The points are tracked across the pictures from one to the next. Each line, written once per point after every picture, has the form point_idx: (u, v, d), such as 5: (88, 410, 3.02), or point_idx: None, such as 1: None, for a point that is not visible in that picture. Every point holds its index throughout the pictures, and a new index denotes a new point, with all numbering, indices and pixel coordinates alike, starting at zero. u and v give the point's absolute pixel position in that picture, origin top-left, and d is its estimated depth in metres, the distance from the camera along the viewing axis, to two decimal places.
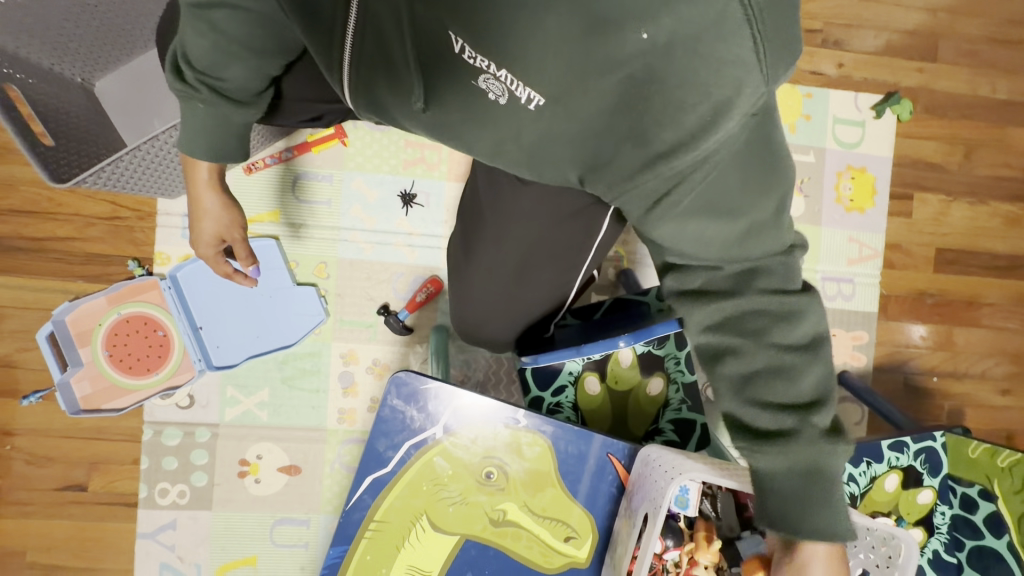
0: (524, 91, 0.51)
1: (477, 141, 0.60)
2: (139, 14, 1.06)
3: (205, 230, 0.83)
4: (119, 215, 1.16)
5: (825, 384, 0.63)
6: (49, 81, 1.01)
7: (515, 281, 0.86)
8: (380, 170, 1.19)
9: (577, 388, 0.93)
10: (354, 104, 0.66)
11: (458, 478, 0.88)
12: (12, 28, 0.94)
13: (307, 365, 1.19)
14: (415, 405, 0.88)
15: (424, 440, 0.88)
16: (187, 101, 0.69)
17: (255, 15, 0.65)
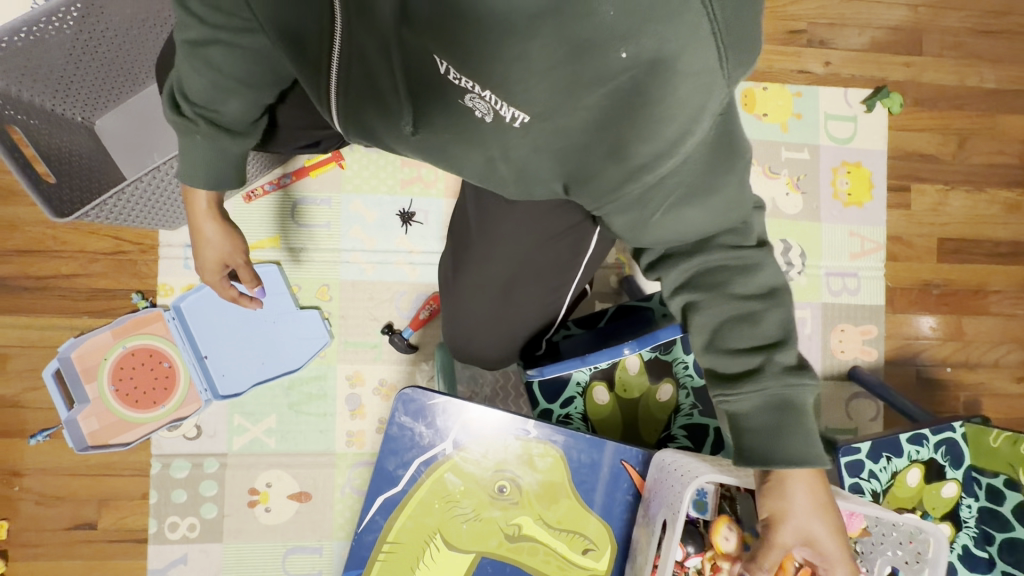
0: (508, 109, 0.48)
1: (463, 161, 0.59)
2: (136, 53, 1.08)
3: (207, 256, 0.83)
4: (121, 249, 1.17)
5: (791, 326, 0.61)
6: (48, 121, 1.03)
7: (504, 301, 0.82)
8: (378, 191, 1.20)
9: (587, 397, 0.92)
10: (343, 127, 0.66)
11: (470, 493, 0.86)
12: (11, 70, 0.96)
13: (313, 389, 1.19)
14: (422, 420, 0.87)
15: (435, 457, 0.86)
16: (185, 136, 0.70)
17: (248, 51, 0.66)
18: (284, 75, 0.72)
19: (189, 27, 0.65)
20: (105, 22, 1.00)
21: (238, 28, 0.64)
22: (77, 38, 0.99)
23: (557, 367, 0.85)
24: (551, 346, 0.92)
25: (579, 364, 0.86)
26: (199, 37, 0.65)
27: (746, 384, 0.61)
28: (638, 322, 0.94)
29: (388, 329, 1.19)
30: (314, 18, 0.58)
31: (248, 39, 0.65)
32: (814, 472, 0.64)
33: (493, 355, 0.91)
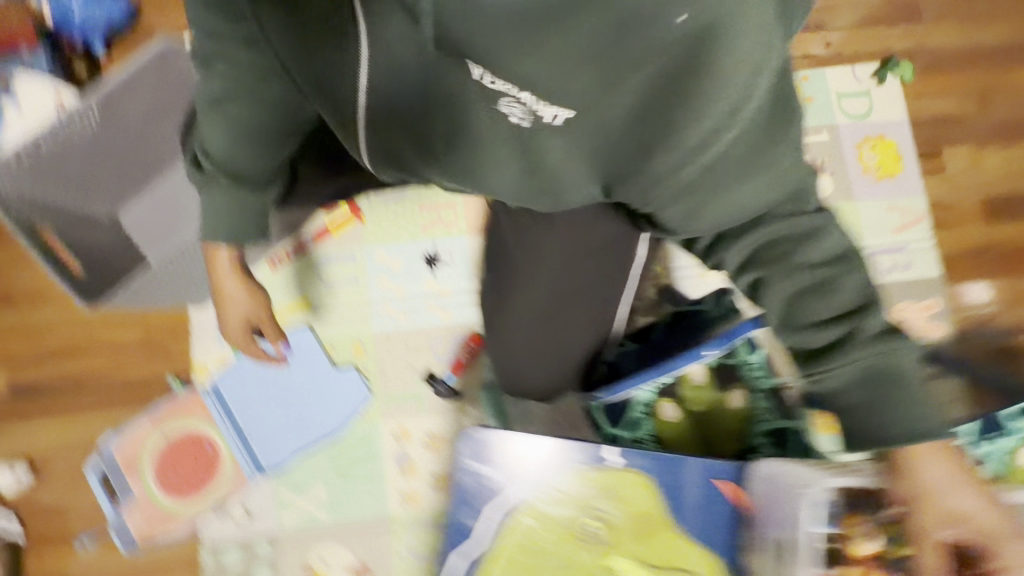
0: (551, 108, 0.44)
1: (499, 176, 0.55)
2: (149, 138, 1.10)
3: (232, 316, 0.81)
4: (150, 335, 1.15)
5: (873, 288, 0.55)
6: (71, 217, 1.03)
7: (549, 322, 0.77)
8: (401, 238, 1.19)
9: (653, 417, 0.87)
10: (375, 166, 0.64)
11: (552, 534, 0.80)
12: (33, 173, 0.97)
13: (360, 452, 1.13)
14: (492, 462, 0.83)
15: (508, 500, 0.81)
16: (209, 194, 0.69)
17: (260, 100, 0.66)
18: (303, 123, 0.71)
19: (212, 82, 0.64)
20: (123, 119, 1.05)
21: (260, 78, 0.64)
22: (94, 134, 1.03)
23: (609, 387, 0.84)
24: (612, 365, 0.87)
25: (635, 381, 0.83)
26: (220, 89, 0.65)
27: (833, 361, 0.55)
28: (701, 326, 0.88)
29: (430, 377, 1.15)
30: (322, 62, 0.53)
31: (268, 87, 0.64)
32: (932, 446, 0.57)
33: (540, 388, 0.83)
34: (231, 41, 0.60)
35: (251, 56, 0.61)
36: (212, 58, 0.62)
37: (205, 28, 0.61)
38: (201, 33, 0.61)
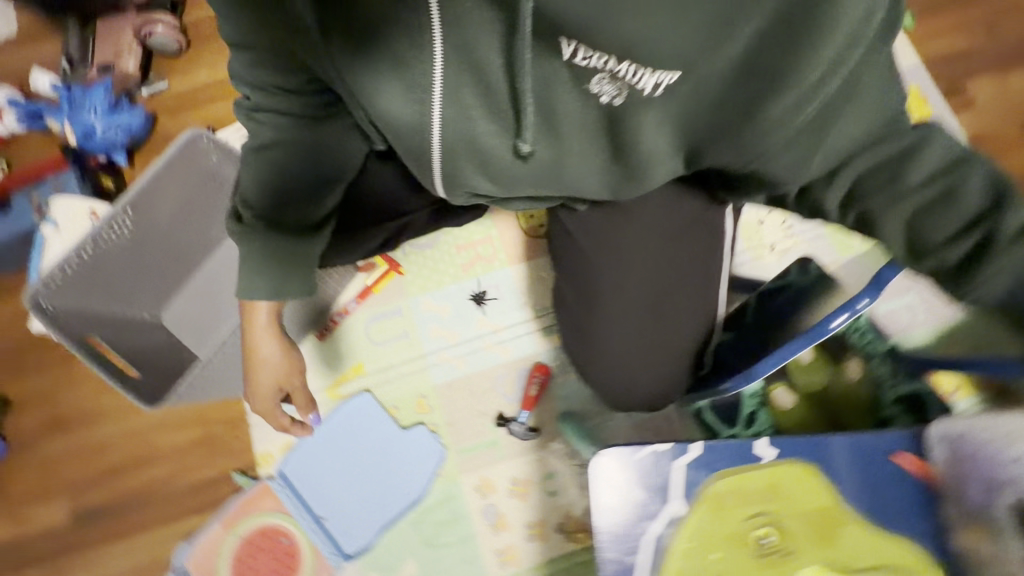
0: (656, 75, 0.46)
1: (585, 162, 0.57)
2: (185, 236, 1.09)
3: (263, 382, 0.77)
4: (208, 432, 1.10)
5: (999, 183, 0.50)
6: (119, 326, 1.02)
7: (641, 318, 0.75)
8: (443, 283, 1.16)
9: (770, 407, 0.81)
10: (449, 194, 0.64)
11: (729, 559, 0.68)
12: (78, 287, 0.97)
13: (445, 514, 1.05)
14: (640, 487, 0.71)
15: (667, 527, 0.70)
16: (254, 243, 0.66)
17: (309, 143, 0.69)
18: (353, 163, 0.74)
19: (260, 132, 0.67)
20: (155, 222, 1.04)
21: (309, 120, 0.68)
22: (134, 241, 1.02)
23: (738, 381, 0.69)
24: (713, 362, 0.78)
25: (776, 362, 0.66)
26: (270, 138, 0.68)
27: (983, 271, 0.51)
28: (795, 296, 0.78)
29: (503, 419, 1.08)
30: (394, 91, 0.53)
31: (320, 127, 0.69)
32: None
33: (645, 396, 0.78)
34: (277, 90, 0.65)
35: (305, 99, 0.66)
36: (263, 112, 0.67)
37: (252, 83, 0.65)
38: (250, 91, 0.65)
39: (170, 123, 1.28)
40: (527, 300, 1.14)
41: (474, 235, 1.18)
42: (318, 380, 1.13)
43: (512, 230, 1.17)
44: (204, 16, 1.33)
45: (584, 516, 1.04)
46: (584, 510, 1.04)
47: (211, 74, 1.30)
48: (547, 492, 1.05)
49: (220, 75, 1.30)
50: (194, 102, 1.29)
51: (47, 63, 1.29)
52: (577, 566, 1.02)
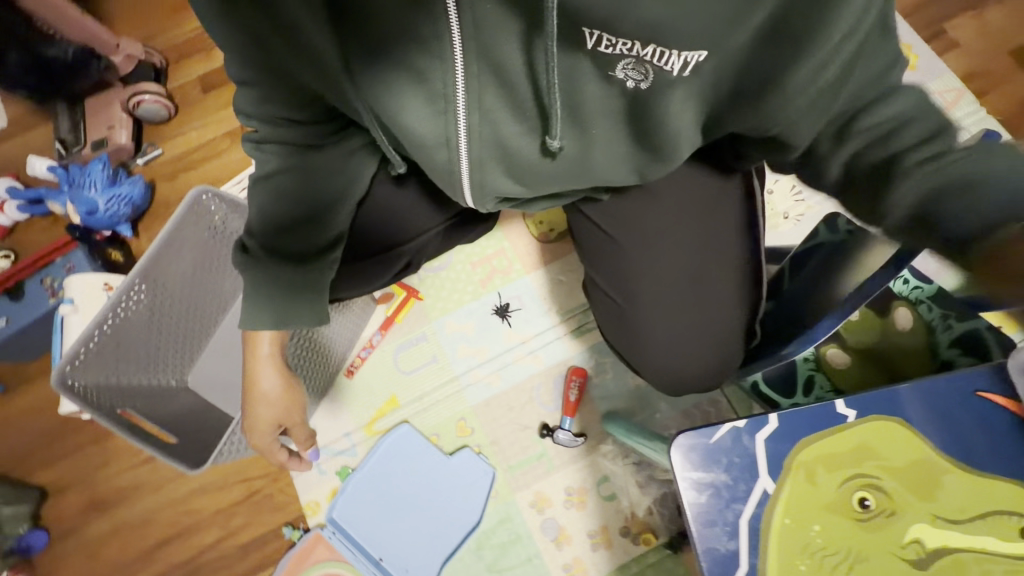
0: (682, 57, 0.48)
1: (607, 143, 0.60)
2: (202, 295, 1.08)
3: (262, 417, 0.74)
4: (251, 490, 1.08)
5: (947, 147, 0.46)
6: (150, 397, 1.01)
7: (682, 296, 0.73)
8: (465, 301, 1.14)
9: (825, 369, 0.76)
10: (478, 201, 0.67)
11: (832, 528, 0.61)
12: (101, 362, 0.94)
13: (505, 536, 1.02)
14: (724, 463, 0.64)
15: (762, 506, 0.62)
16: (262, 272, 0.67)
17: (301, 171, 0.68)
18: (363, 183, 0.74)
19: (269, 161, 0.67)
20: (172, 291, 1.02)
21: (317, 144, 0.68)
22: (152, 307, 1.00)
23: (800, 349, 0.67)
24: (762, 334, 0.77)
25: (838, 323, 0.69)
26: (278, 166, 0.68)
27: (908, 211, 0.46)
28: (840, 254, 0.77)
29: (546, 430, 1.06)
30: (419, 105, 0.55)
31: (329, 150, 0.69)
32: None
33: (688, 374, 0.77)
34: (287, 121, 0.66)
35: (319, 125, 0.67)
36: (270, 142, 0.67)
37: (260, 115, 0.65)
38: (257, 121, 0.65)
39: (168, 188, 1.28)
40: (551, 305, 1.13)
41: (488, 249, 1.17)
42: (353, 418, 1.10)
43: (524, 238, 1.17)
44: (186, 79, 1.35)
45: (647, 516, 1.01)
46: (646, 510, 1.01)
47: (202, 135, 1.31)
48: (604, 497, 1.02)
49: (211, 134, 1.31)
50: (189, 164, 1.30)
51: (40, 149, 1.30)
52: (648, 569, 0.99)
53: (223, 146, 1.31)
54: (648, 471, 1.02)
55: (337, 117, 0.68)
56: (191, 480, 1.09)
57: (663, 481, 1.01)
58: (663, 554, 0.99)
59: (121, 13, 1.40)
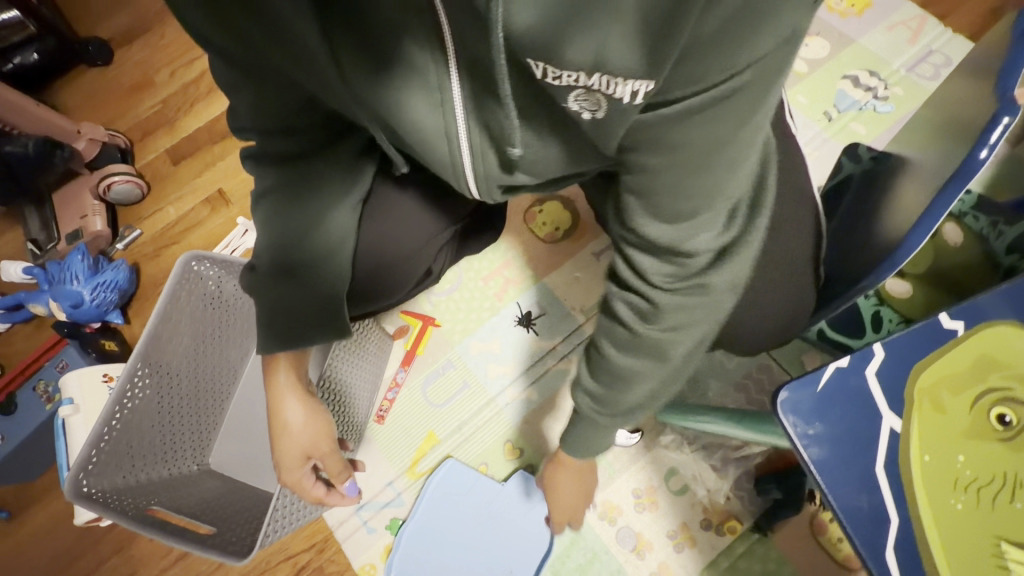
0: (624, 84, 0.39)
1: (581, 152, 0.53)
2: (213, 364, 1.01)
3: (290, 451, 0.71)
4: (297, 566, 0.99)
5: (660, 348, 0.57)
6: (171, 487, 0.93)
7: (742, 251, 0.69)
8: (483, 319, 1.09)
9: (889, 300, 0.75)
10: (482, 192, 0.64)
11: (977, 456, 0.48)
12: (111, 461, 0.86)
13: (581, 557, 0.95)
14: (843, 408, 0.49)
15: (893, 449, 0.48)
16: (275, 289, 0.65)
17: (291, 188, 0.64)
18: (362, 191, 0.70)
19: (269, 177, 0.64)
20: (177, 370, 0.94)
21: (314, 151, 0.64)
22: (160, 390, 0.92)
23: (879, 270, 0.58)
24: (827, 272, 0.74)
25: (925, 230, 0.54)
26: (276, 184, 0.64)
27: (587, 400, 0.66)
28: (870, 178, 0.75)
29: None
30: (418, 101, 0.52)
31: (326, 162, 0.65)
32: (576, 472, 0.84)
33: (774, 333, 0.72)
34: (284, 131, 0.61)
35: (311, 136, 0.63)
36: (267, 155, 0.63)
37: (257, 127, 0.61)
38: (255, 135, 0.61)
39: (153, 268, 1.22)
40: (573, 305, 1.09)
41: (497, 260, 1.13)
42: (393, 464, 1.03)
43: (531, 243, 1.13)
44: (155, 155, 1.31)
45: (726, 503, 0.95)
46: (724, 496, 0.95)
47: (179, 208, 1.27)
48: (676, 493, 0.96)
49: (188, 205, 1.27)
50: (171, 238, 1.24)
51: (11, 255, 1.24)
52: (740, 559, 0.92)
53: (203, 215, 1.26)
54: (720, 455, 0.95)
55: (330, 124, 0.63)
56: (230, 571, 1.00)
57: (740, 459, 0.95)
58: (752, 540, 0.92)
59: (76, 104, 1.36)
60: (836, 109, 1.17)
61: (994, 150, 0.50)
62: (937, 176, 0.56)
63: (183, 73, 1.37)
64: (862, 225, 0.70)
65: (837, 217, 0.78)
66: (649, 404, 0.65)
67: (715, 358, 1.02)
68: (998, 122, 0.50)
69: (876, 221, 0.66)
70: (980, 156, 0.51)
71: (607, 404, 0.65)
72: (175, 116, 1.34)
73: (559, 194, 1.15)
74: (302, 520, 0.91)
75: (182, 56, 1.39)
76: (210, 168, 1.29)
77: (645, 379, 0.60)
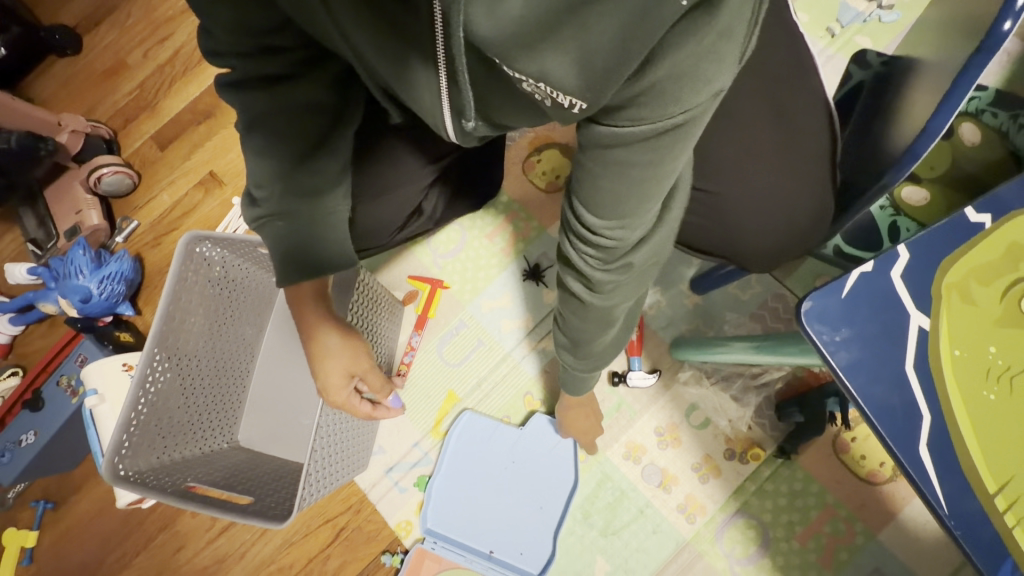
0: (563, 97, 0.36)
1: (526, 116, 0.49)
2: (229, 342, 1.01)
3: (331, 373, 0.73)
4: (336, 529, 1.03)
5: (605, 319, 0.54)
6: (203, 463, 0.96)
7: (753, 167, 0.69)
8: (492, 276, 1.08)
9: (902, 207, 0.78)
10: (465, 138, 0.55)
11: (1011, 344, 0.47)
12: (140, 445, 0.87)
13: (609, 496, 0.97)
14: (870, 308, 0.49)
15: (920, 348, 0.48)
16: (288, 232, 0.63)
17: (280, 131, 0.60)
18: (351, 129, 0.67)
19: (257, 108, 0.58)
20: (194, 351, 0.95)
21: (295, 73, 0.57)
22: (180, 373, 0.92)
23: (899, 165, 0.55)
24: (842, 182, 0.71)
25: (945, 120, 0.51)
26: (267, 114, 0.59)
27: (569, 354, 0.64)
28: (881, 82, 0.71)
29: (617, 377, 0.99)
30: (400, 40, 0.46)
31: (308, 101, 0.60)
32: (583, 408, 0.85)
33: (784, 247, 0.72)
34: (263, 50, 0.55)
35: (303, 80, 0.58)
36: (251, 79, 0.57)
37: (237, 50, 0.55)
38: (234, 59, 0.55)
39: (155, 256, 1.22)
40: None
41: (497, 215, 1.10)
42: (417, 425, 1.04)
43: (533, 194, 1.11)
44: (141, 141, 1.28)
45: (749, 431, 0.97)
46: (747, 425, 0.97)
47: (173, 193, 1.25)
48: (698, 427, 0.97)
49: (181, 190, 1.25)
50: (169, 225, 1.23)
51: (14, 257, 1.23)
52: (766, 483, 0.94)
53: (198, 198, 1.24)
54: (740, 385, 0.97)
55: (310, 44, 0.57)
56: (273, 538, 1.04)
57: (760, 387, 0.97)
58: (777, 464, 0.95)
59: (52, 96, 1.32)
60: (839, 24, 1.11)
61: (1019, 21, 0.46)
62: (944, 73, 0.54)
63: (157, 52, 1.32)
64: (876, 131, 0.66)
65: (849, 127, 0.76)
66: (613, 356, 0.64)
67: (728, 291, 1.01)
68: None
69: (889, 125, 0.63)
70: (1004, 28, 0.47)
71: (579, 362, 0.64)
72: (156, 98, 1.30)
73: (557, 142, 1.12)
74: (342, 474, 0.94)
75: (153, 34, 1.33)
76: (199, 150, 1.26)
77: (603, 342, 0.59)
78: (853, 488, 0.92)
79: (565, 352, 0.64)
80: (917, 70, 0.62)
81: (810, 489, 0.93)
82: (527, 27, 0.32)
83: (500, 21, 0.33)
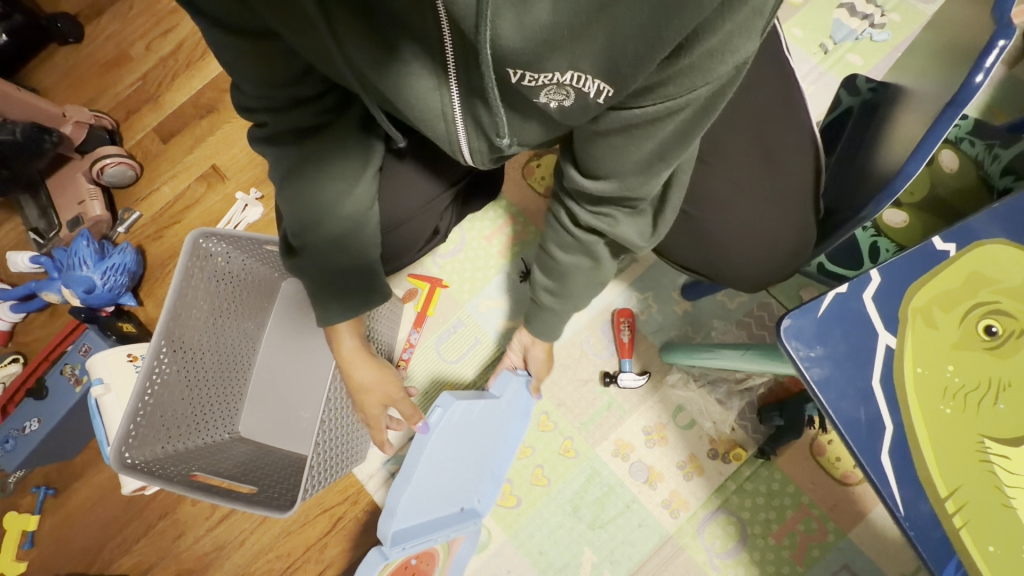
0: (592, 83, 0.43)
1: (539, 132, 0.54)
2: (232, 333, 1.04)
3: (368, 403, 0.77)
4: (335, 518, 1.06)
5: (586, 254, 0.62)
6: (211, 456, 0.98)
7: (743, 189, 0.73)
8: (489, 276, 1.12)
9: (883, 230, 0.83)
10: (480, 158, 0.59)
11: (967, 366, 0.52)
12: (146, 434, 0.89)
13: (597, 492, 1.01)
14: (841, 329, 0.53)
15: (886, 364, 0.52)
16: (317, 264, 0.66)
17: (304, 168, 0.62)
18: (376, 163, 0.69)
19: (284, 155, 0.61)
20: (200, 342, 0.97)
21: (321, 123, 0.62)
22: (183, 362, 0.94)
23: (878, 201, 0.59)
24: (826, 207, 0.76)
25: (920, 162, 0.55)
26: (294, 162, 0.62)
27: (547, 294, 0.68)
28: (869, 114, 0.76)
29: (608, 378, 1.03)
30: (417, 72, 0.49)
31: (337, 143, 0.64)
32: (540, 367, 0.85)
33: (769, 267, 0.76)
34: (293, 101, 0.58)
35: (331, 127, 0.63)
36: (287, 133, 0.61)
37: (267, 104, 0.58)
38: (266, 115, 0.59)
39: (158, 248, 1.23)
40: None
41: (495, 218, 1.14)
42: None
43: (531, 199, 1.14)
44: (144, 134, 1.29)
45: (732, 433, 1.02)
46: (729, 427, 1.02)
47: (175, 186, 1.26)
48: (685, 428, 1.02)
49: (184, 183, 1.26)
50: (171, 217, 1.24)
51: (13, 245, 1.24)
52: (746, 482, 0.99)
53: (200, 191, 1.25)
54: (725, 389, 1.02)
55: (333, 95, 0.61)
56: (273, 525, 1.07)
57: (744, 392, 1.02)
58: (756, 464, 1.00)
59: (54, 85, 1.32)
60: (831, 41, 1.15)
61: (989, 75, 0.50)
62: (922, 111, 0.58)
63: (159, 44, 1.33)
64: (862, 159, 0.70)
65: (837, 153, 0.80)
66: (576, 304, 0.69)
67: (716, 299, 1.06)
68: (993, 45, 0.49)
69: (875, 152, 0.67)
70: (975, 81, 0.50)
71: (547, 299, 0.68)
72: (158, 90, 1.31)
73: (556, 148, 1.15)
74: (336, 471, 0.95)
75: (155, 26, 1.33)
76: (201, 144, 1.27)
77: (572, 286, 0.65)
78: (827, 487, 0.98)
79: (537, 287, 0.68)
80: (903, 98, 0.66)
81: (787, 489, 0.98)
82: (556, 33, 0.39)
83: (530, 28, 0.39)
